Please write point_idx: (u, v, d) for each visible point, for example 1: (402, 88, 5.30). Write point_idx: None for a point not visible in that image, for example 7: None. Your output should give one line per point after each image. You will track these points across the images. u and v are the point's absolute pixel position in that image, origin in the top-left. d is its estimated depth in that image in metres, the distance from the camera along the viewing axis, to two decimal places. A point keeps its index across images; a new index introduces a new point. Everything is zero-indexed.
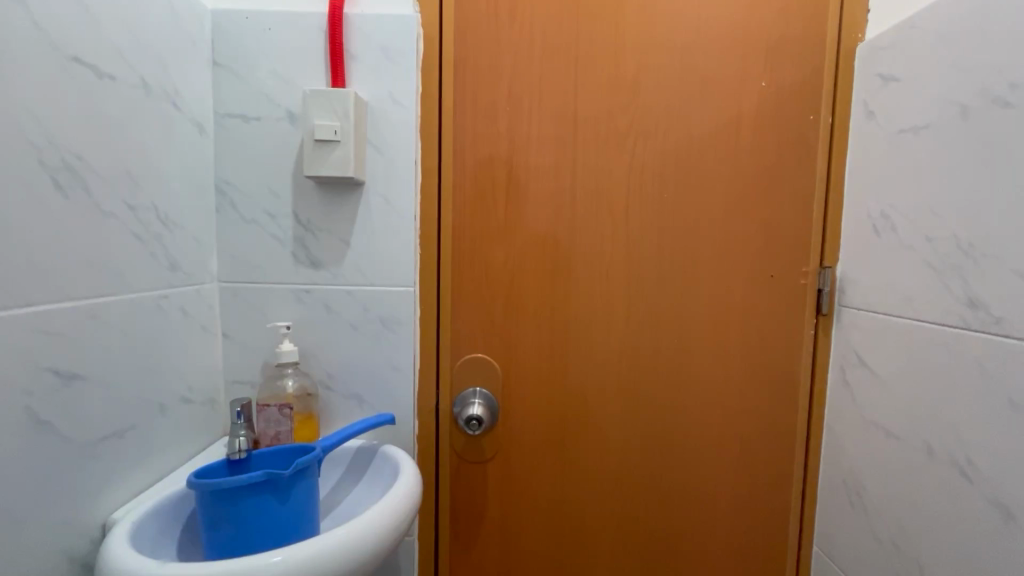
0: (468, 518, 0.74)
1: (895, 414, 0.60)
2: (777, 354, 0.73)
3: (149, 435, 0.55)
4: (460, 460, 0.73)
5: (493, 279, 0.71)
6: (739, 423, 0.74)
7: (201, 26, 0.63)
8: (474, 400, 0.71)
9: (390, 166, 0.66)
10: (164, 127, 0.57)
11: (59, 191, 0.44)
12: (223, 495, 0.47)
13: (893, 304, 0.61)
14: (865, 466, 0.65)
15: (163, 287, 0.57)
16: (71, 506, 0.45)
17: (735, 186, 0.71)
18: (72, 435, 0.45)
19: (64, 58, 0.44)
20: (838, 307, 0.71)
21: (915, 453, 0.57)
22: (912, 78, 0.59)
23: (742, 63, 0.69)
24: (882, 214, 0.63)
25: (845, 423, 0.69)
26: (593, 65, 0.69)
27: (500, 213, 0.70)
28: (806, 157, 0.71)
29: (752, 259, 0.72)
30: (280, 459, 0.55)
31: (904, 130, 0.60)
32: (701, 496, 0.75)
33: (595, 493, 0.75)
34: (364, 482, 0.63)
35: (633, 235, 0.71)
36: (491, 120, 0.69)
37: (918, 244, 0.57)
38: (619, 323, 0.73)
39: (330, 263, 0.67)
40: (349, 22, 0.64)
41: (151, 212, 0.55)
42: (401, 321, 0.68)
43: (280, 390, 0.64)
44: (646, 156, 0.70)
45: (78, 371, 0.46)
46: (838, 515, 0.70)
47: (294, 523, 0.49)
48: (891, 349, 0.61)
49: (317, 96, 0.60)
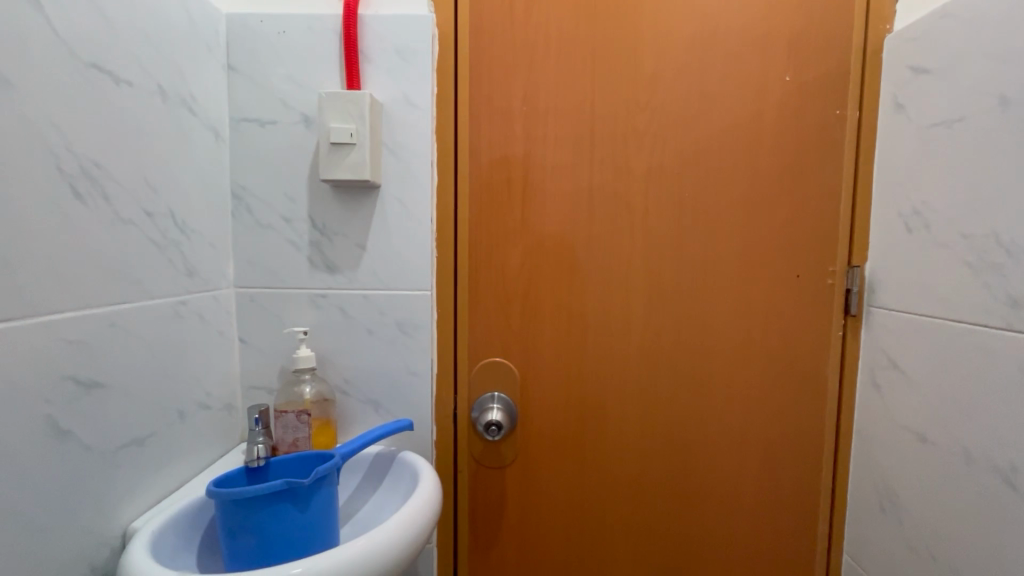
0: (487, 524, 0.73)
1: (930, 419, 0.58)
2: (803, 356, 0.71)
3: (167, 443, 0.54)
4: (478, 465, 0.72)
5: (510, 281, 0.70)
6: (763, 427, 0.72)
7: (215, 31, 0.62)
8: (493, 405, 0.70)
9: (405, 169, 0.65)
10: (181, 133, 0.57)
11: (78, 199, 0.44)
12: (243, 504, 0.46)
13: (927, 304, 0.59)
14: (898, 473, 0.63)
15: (180, 293, 0.57)
16: (92, 515, 0.45)
17: (757, 185, 0.69)
18: (94, 443, 0.45)
19: (81, 65, 0.44)
20: (867, 307, 0.69)
21: (952, 460, 0.55)
22: (945, 69, 0.57)
23: (763, 57, 0.67)
24: (914, 211, 0.61)
25: (876, 428, 0.67)
26: (610, 63, 0.68)
27: (517, 215, 0.69)
28: (832, 152, 0.69)
29: (777, 259, 0.70)
30: (298, 467, 0.54)
31: (936, 124, 0.58)
32: (726, 501, 0.73)
33: (616, 501, 0.73)
34: (383, 489, 0.63)
35: (653, 235, 0.70)
36: (507, 121, 0.68)
37: (954, 242, 0.55)
38: (640, 327, 0.71)
39: (347, 268, 0.66)
40: (364, 24, 0.63)
41: (169, 218, 0.55)
42: (418, 325, 0.67)
43: (297, 396, 0.63)
44: (665, 155, 0.69)
45: (98, 379, 0.45)
46: (869, 524, 0.68)
47: (314, 531, 0.49)
48: (925, 351, 0.59)
49: (332, 99, 0.59)
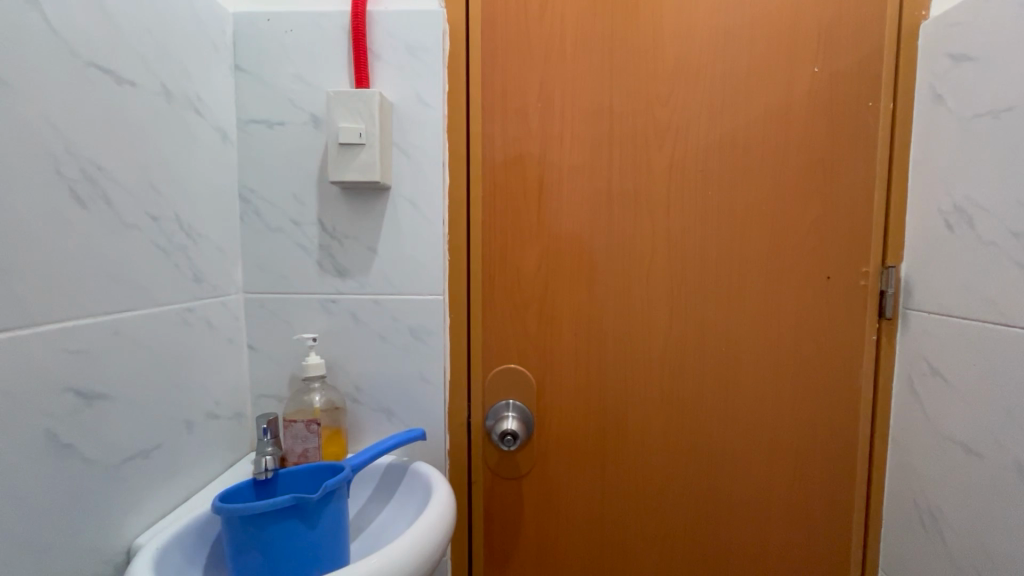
0: (503, 537, 0.70)
1: (977, 431, 0.54)
2: (836, 361, 0.68)
3: (174, 454, 0.52)
4: (494, 475, 0.69)
5: (526, 284, 0.68)
6: (793, 435, 0.68)
7: (222, 31, 0.61)
8: (508, 413, 0.68)
9: (417, 169, 0.63)
10: (187, 135, 0.55)
11: (79, 204, 0.42)
12: (250, 520, 0.44)
13: (973, 306, 0.55)
14: (941, 487, 0.59)
15: (187, 299, 0.55)
16: (95, 532, 0.43)
17: (786, 181, 0.66)
18: (97, 457, 0.43)
19: (82, 64, 0.42)
20: (903, 310, 0.65)
21: (1003, 475, 0.51)
22: (991, 55, 0.53)
23: (790, 48, 0.64)
24: (956, 208, 0.57)
25: (916, 438, 0.63)
26: (629, 57, 0.65)
27: (533, 216, 0.67)
28: (864, 147, 0.65)
29: (806, 259, 0.66)
30: (308, 480, 0.52)
31: (981, 115, 0.54)
32: (754, 513, 0.70)
33: (639, 511, 0.70)
34: (395, 501, 0.60)
35: (676, 235, 0.67)
36: (522, 118, 0.66)
37: (1003, 241, 0.51)
38: (662, 331, 0.68)
39: (357, 272, 0.64)
40: (372, 20, 0.61)
41: (174, 222, 0.53)
42: (431, 331, 0.64)
43: (307, 404, 0.61)
44: (687, 151, 0.66)
45: (101, 391, 0.44)
46: (909, 539, 0.64)
47: (324, 547, 0.47)
48: (970, 357, 0.55)
49: (341, 98, 0.58)
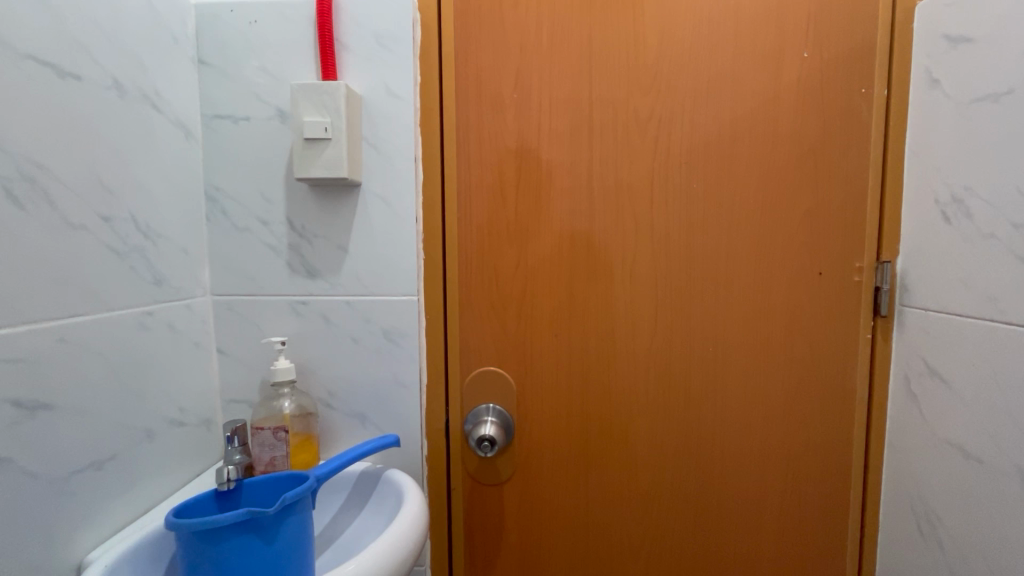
0: (485, 542, 0.68)
1: (977, 434, 0.51)
2: (828, 360, 0.65)
3: (132, 465, 0.50)
4: (474, 480, 0.67)
5: (504, 282, 0.65)
6: (783, 435, 0.66)
7: (184, 22, 0.58)
8: (487, 418, 0.65)
9: (389, 164, 0.60)
10: (144, 131, 0.53)
11: (16, 206, 0.40)
12: (204, 537, 0.42)
13: (973, 302, 0.52)
14: (941, 493, 0.56)
15: (147, 303, 0.53)
16: (41, 550, 0.41)
17: (774, 172, 0.63)
18: (41, 471, 0.41)
19: (15, 55, 0.39)
20: (900, 307, 0.62)
21: (1006, 482, 0.48)
22: (991, 34, 0.49)
23: (779, 33, 0.61)
24: (954, 199, 0.54)
25: (913, 440, 0.60)
26: (610, 46, 0.62)
27: (511, 211, 0.64)
28: (857, 135, 0.62)
29: (798, 254, 0.64)
30: (272, 490, 0.50)
31: (981, 99, 0.51)
32: (745, 513, 0.67)
33: (625, 512, 0.67)
34: (368, 510, 0.58)
35: (660, 230, 0.64)
36: (498, 110, 0.63)
37: (1003, 233, 0.48)
38: (647, 328, 0.65)
39: (327, 272, 0.62)
40: (338, 9, 0.58)
41: (130, 223, 0.51)
42: (405, 332, 0.62)
43: (277, 410, 0.59)
44: (672, 143, 0.63)
45: (46, 400, 0.42)
46: (907, 544, 0.61)
47: (285, 563, 0.44)
48: (969, 356, 0.52)
49: (305, 90, 0.55)
